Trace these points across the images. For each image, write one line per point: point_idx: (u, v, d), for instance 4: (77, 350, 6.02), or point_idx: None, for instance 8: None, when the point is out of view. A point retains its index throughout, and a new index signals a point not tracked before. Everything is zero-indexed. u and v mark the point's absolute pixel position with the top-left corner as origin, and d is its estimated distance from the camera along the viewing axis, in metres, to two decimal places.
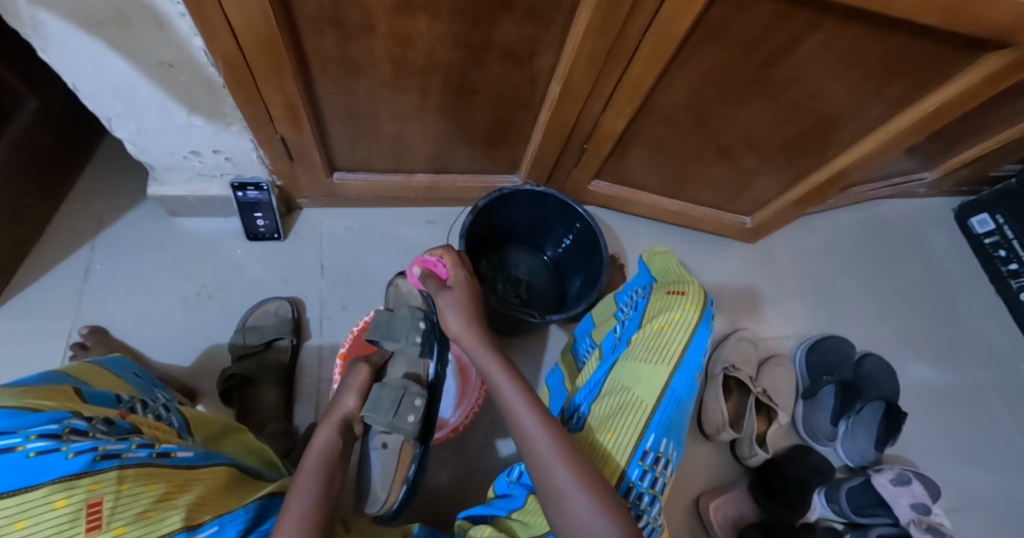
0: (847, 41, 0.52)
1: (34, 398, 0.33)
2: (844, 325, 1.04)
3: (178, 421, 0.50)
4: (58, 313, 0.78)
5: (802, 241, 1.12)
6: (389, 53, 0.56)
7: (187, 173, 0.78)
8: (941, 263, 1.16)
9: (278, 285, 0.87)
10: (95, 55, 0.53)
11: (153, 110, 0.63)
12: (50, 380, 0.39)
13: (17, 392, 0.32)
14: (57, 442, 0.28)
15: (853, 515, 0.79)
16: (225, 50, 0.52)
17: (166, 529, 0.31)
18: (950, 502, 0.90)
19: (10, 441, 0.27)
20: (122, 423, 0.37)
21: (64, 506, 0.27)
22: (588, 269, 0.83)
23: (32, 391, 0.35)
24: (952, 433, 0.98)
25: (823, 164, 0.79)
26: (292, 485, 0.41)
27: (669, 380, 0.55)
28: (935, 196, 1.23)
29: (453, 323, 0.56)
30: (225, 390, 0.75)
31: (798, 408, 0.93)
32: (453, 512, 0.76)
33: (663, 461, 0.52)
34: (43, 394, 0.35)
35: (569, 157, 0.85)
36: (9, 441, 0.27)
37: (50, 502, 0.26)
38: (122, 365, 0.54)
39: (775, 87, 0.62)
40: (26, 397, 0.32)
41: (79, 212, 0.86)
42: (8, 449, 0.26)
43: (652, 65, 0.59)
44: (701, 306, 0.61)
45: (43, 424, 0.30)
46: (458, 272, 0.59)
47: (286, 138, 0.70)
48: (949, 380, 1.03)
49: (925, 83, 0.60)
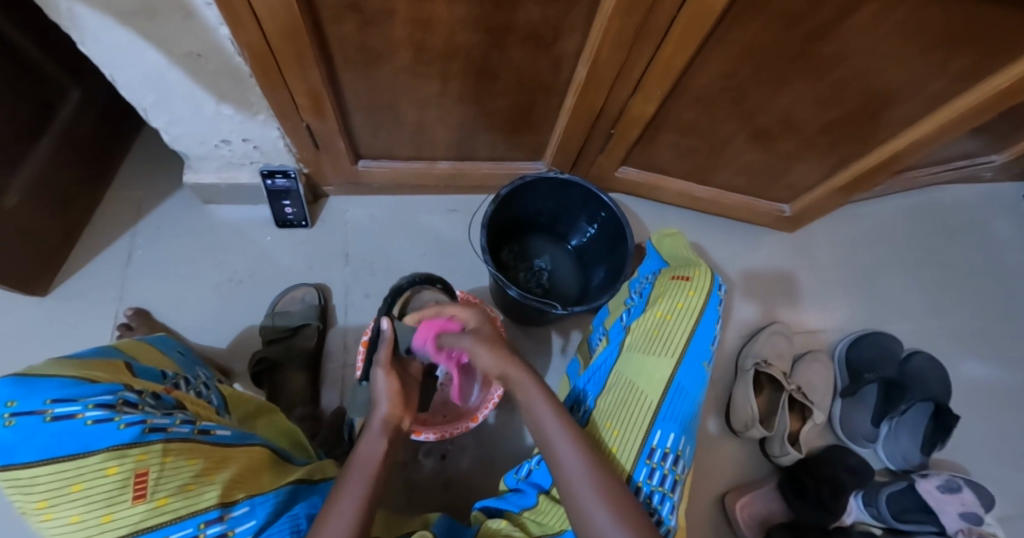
0: (905, 13, 0.47)
1: (92, 370, 0.35)
2: (891, 320, 0.98)
3: (217, 399, 0.53)
4: (105, 296, 0.83)
5: (846, 230, 1.05)
6: (409, 38, 0.55)
7: (218, 161, 0.80)
8: (1005, 254, 1.07)
9: (305, 272, 0.89)
10: (127, 47, 0.54)
11: (184, 100, 0.65)
12: (104, 353, 0.41)
13: (75, 363, 0.34)
14: (111, 412, 0.30)
15: (892, 521, 0.75)
16: (249, 39, 0.52)
17: (202, 505, 0.33)
18: (1004, 511, 0.84)
19: (70, 408, 0.29)
20: (167, 398, 0.39)
21: (115, 473, 0.29)
22: (613, 259, 0.80)
23: (88, 362, 0.36)
24: (1011, 438, 0.90)
25: (874, 147, 0.73)
26: (346, 475, 0.43)
27: (674, 373, 0.52)
28: (1003, 180, 1.12)
29: (486, 361, 0.51)
30: (255, 374, 0.78)
31: (836, 407, 0.88)
32: (473, 497, 0.77)
33: (672, 457, 0.49)
34: (98, 366, 0.36)
35: (595, 143, 0.82)
36: (70, 408, 0.29)
37: (103, 468, 0.29)
38: (166, 342, 0.56)
39: (821, 64, 0.57)
40: (84, 368, 0.34)
41: (121, 199, 0.90)
42: (69, 416, 0.29)
43: (685, 43, 0.55)
44: (706, 291, 0.57)
45: (100, 393, 0.31)
46: (467, 314, 0.56)
47: (311, 126, 0.71)
48: (1009, 382, 0.95)
49: (999, 56, 0.53)
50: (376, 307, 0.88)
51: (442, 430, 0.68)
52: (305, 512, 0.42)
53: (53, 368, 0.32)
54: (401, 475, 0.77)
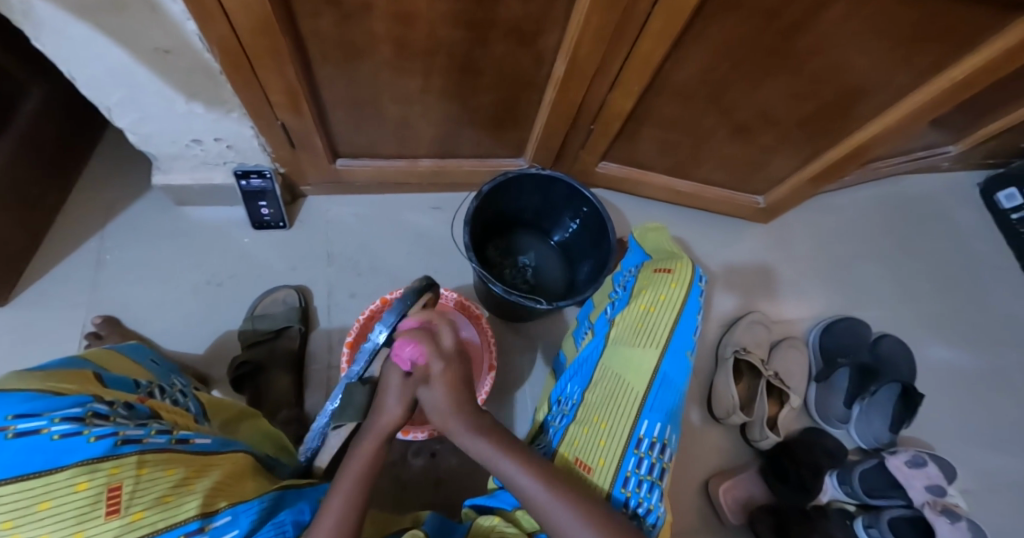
0: (871, 8, 0.49)
1: (59, 382, 0.33)
2: (860, 306, 1.02)
3: (195, 406, 0.51)
4: (72, 304, 0.79)
5: (818, 220, 1.09)
6: (389, 33, 0.55)
7: (190, 161, 0.77)
8: (964, 240, 1.13)
9: (285, 273, 0.87)
10: (89, 42, 0.52)
11: (152, 98, 0.62)
12: (71, 365, 0.39)
13: (40, 375, 0.33)
14: (80, 425, 0.29)
15: (864, 497, 0.79)
16: (221, 35, 0.50)
17: (181, 517, 0.32)
18: (967, 483, 0.89)
19: (34, 423, 0.27)
20: (142, 408, 0.38)
21: (86, 489, 0.27)
22: (597, 253, 0.81)
23: (54, 375, 0.35)
24: (972, 413, 0.96)
25: (843, 140, 0.76)
26: (337, 479, 0.43)
27: (659, 363, 0.53)
28: (960, 169, 1.18)
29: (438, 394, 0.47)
30: (236, 379, 0.76)
31: (811, 392, 0.92)
32: (464, 495, 0.77)
33: (659, 446, 0.50)
34: (65, 378, 0.35)
35: (577, 138, 0.82)
36: (34, 423, 0.27)
37: (73, 484, 0.27)
38: (138, 350, 0.54)
39: (792, 59, 0.59)
40: (48, 380, 0.33)
41: (86, 203, 0.86)
42: (34, 431, 0.27)
43: (663, 38, 0.56)
44: (688, 283, 0.58)
45: (67, 407, 0.30)
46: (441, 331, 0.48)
47: (288, 124, 0.69)
48: (969, 360, 1.01)
49: (956, 49, 0.56)
50: (361, 307, 0.87)
51: (432, 428, 0.68)
52: (289, 518, 0.41)
53: (16, 382, 0.31)
54: (391, 476, 0.76)
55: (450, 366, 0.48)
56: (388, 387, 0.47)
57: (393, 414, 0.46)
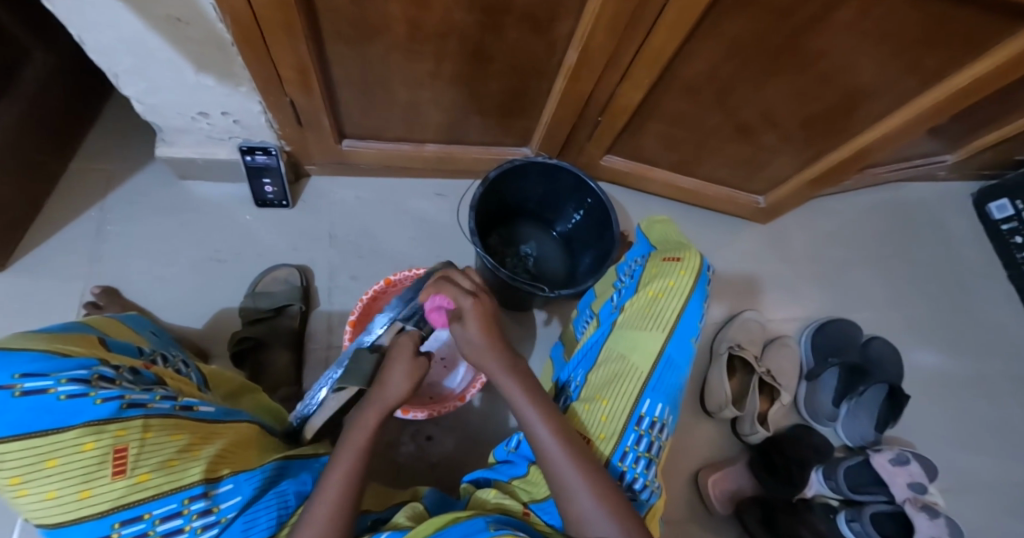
0: (881, 10, 0.50)
1: (64, 344, 0.32)
2: (852, 309, 1.04)
3: (198, 376, 0.51)
4: (70, 273, 0.79)
5: (815, 223, 1.10)
6: (403, 14, 0.54)
7: (195, 135, 0.77)
8: (955, 249, 1.15)
9: (286, 252, 0.87)
10: (100, 10, 0.51)
11: (162, 68, 0.61)
12: (74, 328, 0.38)
13: (44, 336, 0.32)
14: (87, 387, 0.28)
15: (848, 492, 0.80)
16: (236, 9, 0.50)
17: (184, 481, 0.32)
18: (946, 483, 0.92)
19: (42, 382, 0.27)
20: (147, 374, 0.38)
21: (92, 449, 0.28)
22: (599, 244, 0.82)
23: (58, 336, 0.33)
24: (954, 417, 0.98)
25: (844, 142, 0.77)
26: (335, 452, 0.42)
27: (664, 347, 0.54)
28: (954, 179, 1.20)
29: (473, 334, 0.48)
30: (236, 353, 0.76)
31: (801, 389, 0.94)
32: (459, 477, 0.78)
33: (658, 425, 0.52)
34: (69, 340, 0.34)
35: (583, 130, 0.83)
36: (41, 383, 0.27)
37: (80, 444, 0.28)
38: (139, 321, 0.53)
39: (802, 58, 0.60)
40: (54, 342, 0.32)
41: (87, 172, 0.86)
42: (40, 391, 0.27)
43: (676, 31, 0.57)
44: (696, 272, 0.59)
45: (74, 368, 0.29)
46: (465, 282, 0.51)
47: (296, 102, 0.69)
48: (954, 366, 1.03)
49: (961, 55, 0.57)
50: (361, 289, 0.87)
51: (431, 409, 0.69)
52: (292, 488, 0.42)
53: (21, 341, 0.30)
54: (386, 457, 0.77)
55: (478, 300, 0.49)
56: (404, 366, 0.47)
57: (399, 390, 0.46)
